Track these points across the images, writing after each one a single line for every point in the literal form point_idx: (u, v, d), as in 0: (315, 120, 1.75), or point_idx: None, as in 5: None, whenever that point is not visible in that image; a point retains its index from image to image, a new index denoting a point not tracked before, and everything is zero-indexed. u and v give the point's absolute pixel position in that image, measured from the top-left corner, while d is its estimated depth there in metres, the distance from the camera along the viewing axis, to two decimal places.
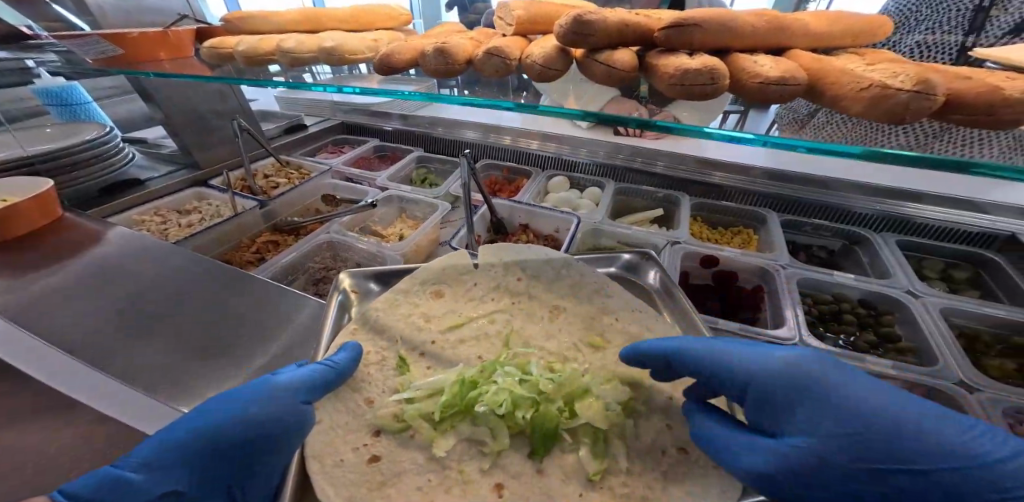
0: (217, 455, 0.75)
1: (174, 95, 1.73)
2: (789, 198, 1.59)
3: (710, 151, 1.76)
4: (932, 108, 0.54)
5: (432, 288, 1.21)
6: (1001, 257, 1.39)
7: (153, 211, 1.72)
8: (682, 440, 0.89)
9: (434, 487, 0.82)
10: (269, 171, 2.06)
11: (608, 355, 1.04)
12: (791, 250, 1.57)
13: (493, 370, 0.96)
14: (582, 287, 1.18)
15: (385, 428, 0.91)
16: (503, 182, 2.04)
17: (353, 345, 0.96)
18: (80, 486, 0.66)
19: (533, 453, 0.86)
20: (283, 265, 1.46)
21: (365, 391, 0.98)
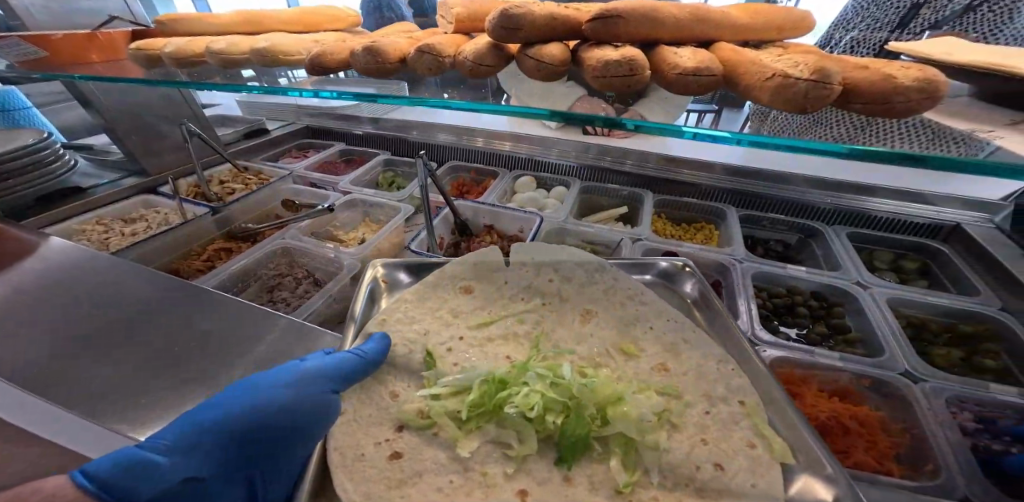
0: (240, 440, 0.78)
1: (117, 98, 1.60)
2: (747, 193, 1.72)
3: (680, 149, 1.85)
4: (831, 96, 0.60)
5: (465, 283, 1.24)
6: (947, 247, 1.50)
7: (94, 220, 1.59)
8: (718, 456, 0.85)
9: (456, 488, 0.81)
10: (225, 177, 1.94)
11: (642, 363, 1.03)
12: (751, 244, 1.70)
13: (523, 371, 0.94)
14: (616, 291, 1.20)
15: (409, 423, 0.91)
16: (471, 183, 2.06)
17: (383, 335, 1.00)
18: (98, 468, 0.65)
19: (560, 460, 0.85)
20: (234, 272, 1.40)
21: (389, 383, 0.99)
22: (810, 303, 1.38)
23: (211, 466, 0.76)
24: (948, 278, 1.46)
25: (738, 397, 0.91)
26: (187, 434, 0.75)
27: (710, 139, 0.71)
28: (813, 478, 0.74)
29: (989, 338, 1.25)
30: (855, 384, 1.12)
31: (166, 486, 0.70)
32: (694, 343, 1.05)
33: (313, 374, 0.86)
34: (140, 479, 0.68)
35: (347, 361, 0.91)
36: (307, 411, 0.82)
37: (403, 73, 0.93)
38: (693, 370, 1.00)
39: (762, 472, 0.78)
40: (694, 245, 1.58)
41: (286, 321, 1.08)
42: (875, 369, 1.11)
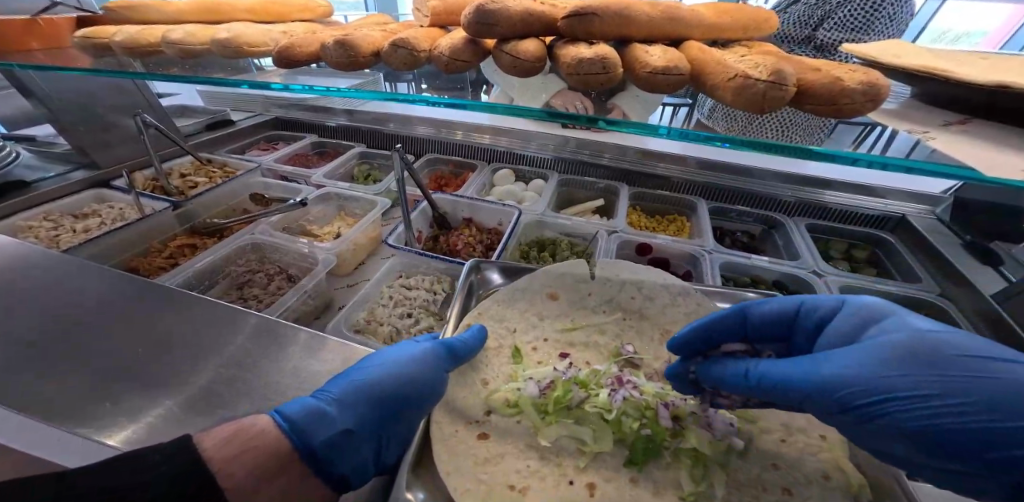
0: (381, 404, 0.84)
1: (60, 85, 1.47)
2: (712, 187, 1.81)
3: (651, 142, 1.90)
4: (787, 97, 0.64)
5: (552, 289, 1.21)
6: (892, 236, 1.61)
7: (42, 216, 1.48)
8: (788, 482, 0.85)
9: (534, 472, 0.87)
10: (186, 170, 1.82)
11: None
12: (719, 235, 1.79)
13: (600, 375, 1.00)
14: (696, 315, 1.12)
15: (497, 409, 0.97)
16: (450, 177, 2.04)
17: (479, 326, 1.06)
18: (291, 411, 0.74)
19: (630, 463, 0.87)
20: (196, 271, 1.32)
21: (483, 373, 1.06)
22: None
23: (359, 424, 0.80)
24: (894, 267, 1.57)
25: (818, 432, 0.93)
26: (343, 394, 0.82)
27: (683, 137, 0.74)
28: None
29: None
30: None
31: (332, 432, 0.75)
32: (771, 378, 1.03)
33: (428, 352, 0.94)
34: (314, 423, 0.74)
35: (451, 346, 0.98)
36: (430, 383, 0.89)
37: (379, 65, 0.91)
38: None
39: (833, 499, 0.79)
40: (667, 237, 1.64)
41: (260, 318, 1.04)
42: None
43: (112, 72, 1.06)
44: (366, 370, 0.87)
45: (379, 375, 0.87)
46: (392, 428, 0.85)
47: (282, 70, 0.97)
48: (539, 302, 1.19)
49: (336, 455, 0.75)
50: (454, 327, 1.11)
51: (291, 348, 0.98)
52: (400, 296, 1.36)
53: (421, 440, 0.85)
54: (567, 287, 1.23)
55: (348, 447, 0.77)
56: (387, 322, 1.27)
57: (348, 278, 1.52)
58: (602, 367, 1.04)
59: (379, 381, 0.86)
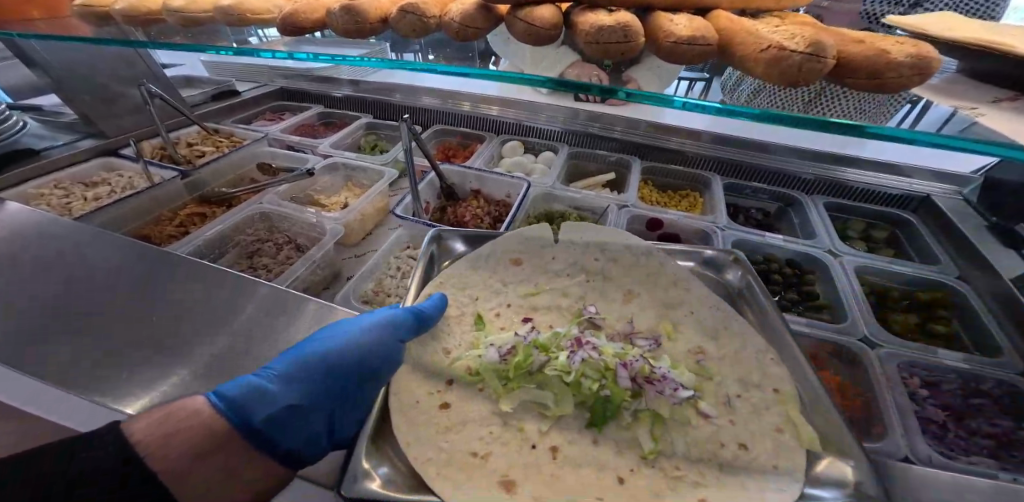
0: (330, 376, 0.83)
1: (59, 56, 1.44)
2: (733, 163, 1.74)
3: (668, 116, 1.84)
4: (824, 69, 0.60)
5: (516, 254, 1.24)
6: (914, 217, 1.56)
7: (52, 184, 1.46)
8: (744, 436, 0.87)
9: (493, 438, 0.88)
10: (193, 139, 1.77)
11: (679, 344, 1.05)
12: (732, 211, 1.72)
13: (559, 338, 1.00)
14: (660, 276, 1.16)
15: (459, 378, 0.99)
16: (457, 147, 1.96)
17: (440, 295, 1.05)
18: (228, 391, 0.72)
19: (590, 425, 0.90)
20: (206, 240, 1.33)
21: (444, 342, 1.05)
22: (784, 270, 1.40)
23: (305, 399, 0.79)
24: (914, 249, 1.52)
25: (771, 384, 0.90)
26: (287, 371, 0.81)
27: (700, 110, 0.69)
28: (839, 459, 0.71)
29: (943, 304, 1.29)
30: (821, 352, 1.16)
31: (273, 409, 0.73)
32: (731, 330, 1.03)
33: (383, 323, 0.92)
34: (254, 401, 0.72)
35: (411, 316, 0.97)
36: (383, 353, 0.88)
37: (387, 33, 0.87)
38: (733, 355, 0.99)
39: (786, 455, 0.78)
40: (677, 214, 1.60)
41: (269, 288, 1.05)
42: (835, 334, 1.16)
43: (115, 41, 1.03)
44: (313, 345, 0.86)
45: (327, 349, 0.85)
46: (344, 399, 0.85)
47: (285, 39, 0.93)
48: (500, 267, 1.21)
49: (280, 431, 0.74)
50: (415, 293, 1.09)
51: (299, 319, 1.00)
52: (407, 268, 1.37)
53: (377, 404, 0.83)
54: (531, 253, 1.25)
55: (293, 422, 0.75)
56: (395, 293, 1.28)
57: (356, 248, 1.52)
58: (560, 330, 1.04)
59: (327, 354, 0.84)
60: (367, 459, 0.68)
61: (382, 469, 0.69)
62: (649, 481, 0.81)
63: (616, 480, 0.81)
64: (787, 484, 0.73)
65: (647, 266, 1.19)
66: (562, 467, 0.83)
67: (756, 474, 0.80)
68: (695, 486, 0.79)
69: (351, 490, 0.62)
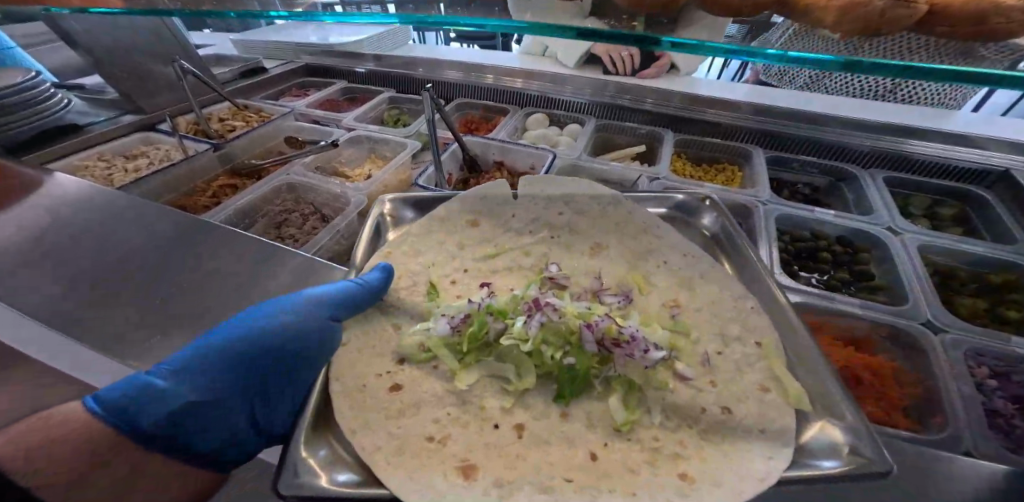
0: (245, 366, 0.71)
1: (95, 34, 1.47)
2: (777, 135, 1.59)
3: (702, 90, 1.76)
4: (912, 16, 0.50)
5: (472, 215, 1.14)
6: (988, 192, 1.38)
7: (96, 157, 1.52)
8: (727, 399, 0.76)
9: (451, 420, 0.72)
10: (225, 116, 1.80)
11: (650, 297, 0.96)
12: (775, 186, 1.56)
13: (517, 301, 0.83)
14: (627, 225, 1.10)
15: (410, 357, 0.81)
16: (479, 121, 1.89)
17: (386, 265, 0.90)
18: (111, 393, 0.61)
19: (558, 397, 0.76)
20: (237, 209, 1.35)
21: (394, 317, 0.90)
22: (833, 249, 1.25)
23: (212, 396, 0.67)
24: (987, 227, 1.36)
25: (754, 338, 0.82)
26: (189, 364, 0.68)
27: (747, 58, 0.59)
28: (830, 421, 0.62)
29: (1014, 287, 1.15)
30: (870, 334, 1.03)
31: (166, 410, 0.62)
32: (711, 280, 0.97)
33: (313, 299, 0.78)
34: (137, 405, 0.61)
35: (349, 289, 0.82)
36: (313, 336, 0.75)
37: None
38: (707, 307, 0.93)
39: (773, 415, 0.69)
40: (715, 187, 1.46)
41: (303, 260, 1.03)
42: (890, 315, 1.02)
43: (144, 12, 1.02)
44: (222, 332, 0.71)
45: (239, 335, 0.71)
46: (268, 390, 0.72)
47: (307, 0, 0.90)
48: (458, 228, 1.10)
49: (178, 435, 0.63)
50: (364, 264, 0.96)
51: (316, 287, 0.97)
52: None
53: (320, 381, 0.71)
54: (489, 212, 1.15)
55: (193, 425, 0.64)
56: None
57: None
58: (519, 291, 0.86)
59: (240, 341, 0.70)
60: (306, 447, 0.55)
61: (321, 451, 0.57)
62: (621, 460, 0.68)
63: (586, 458, 0.67)
64: (775, 453, 0.64)
65: (614, 215, 1.12)
66: (528, 447, 0.69)
67: (737, 441, 0.70)
68: (677, 459, 0.68)
69: (289, 485, 0.49)
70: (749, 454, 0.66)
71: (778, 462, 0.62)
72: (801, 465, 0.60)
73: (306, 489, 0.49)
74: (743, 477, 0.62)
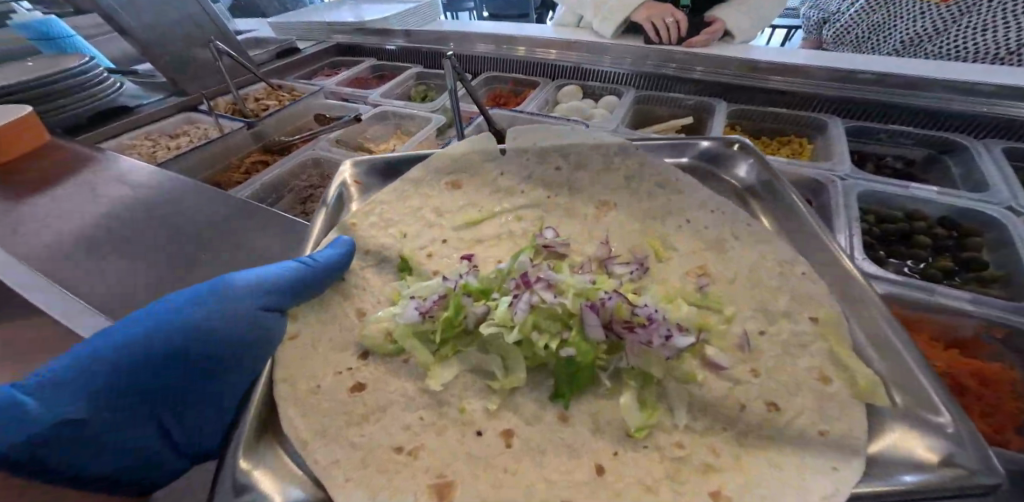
0: (147, 372, 0.58)
1: (137, 15, 1.48)
2: (857, 102, 1.34)
3: (760, 54, 1.50)
4: None
5: (450, 177, 1.01)
6: None
7: (142, 136, 1.46)
8: (773, 392, 0.60)
9: (425, 427, 0.57)
10: (260, 95, 1.74)
11: (671, 265, 0.81)
12: (857, 159, 1.29)
13: (504, 278, 0.69)
14: (640, 179, 0.98)
15: (375, 350, 0.66)
16: (508, 95, 1.77)
17: (345, 240, 0.79)
18: None
19: (555, 395, 0.60)
20: (264, 184, 1.24)
21: (358, 302, 0.76)
22: (934, 231, 1.01)
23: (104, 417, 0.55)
24: None
25: (808, 312, 0.68)
26: (73, 380, 0.55)
27: None
28: (909, 431, 0.48)
29: None
30: (980, 334, 0.79)
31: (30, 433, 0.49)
32: (746, 235, 0.84)
33: (239, 288, 0.67)
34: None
35: (284, 274, 0.70)
36: (238, 335, 0.63)
37: None
38: (744, 273, 0.78)
39: (835, 413, 0.55)
40: (780, 160, 1.22)
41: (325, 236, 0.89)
42: (1017, 315, 0.77)
43: None
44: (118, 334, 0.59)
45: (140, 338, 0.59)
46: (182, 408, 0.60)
47: None
48: (435, 193, 0.98)
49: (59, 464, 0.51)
50: (324, 238, 0.86)
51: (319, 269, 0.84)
52: None
53: (260, 385, 0.58)
54: (489, 183, 1.00)
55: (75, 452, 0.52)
56: None
57: None
58: (506, 265, 0.72)
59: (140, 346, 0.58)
60: (246, 456, 0.44)
61: (265, 456, 0.46)
62: (631, 476, 0.52)
63: (588, 473, 0.52)
64: (843, 464, 0.49)
65: (621, 167, 1.01)
66: (519, 458, 0.54)
67: (785, 451, 0.54)
68: (708, 471, 0.52)
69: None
70: (806, 473, 0.50)
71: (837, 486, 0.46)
72: (877, 478, 0.46)
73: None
74: (796, 494, 0.47)
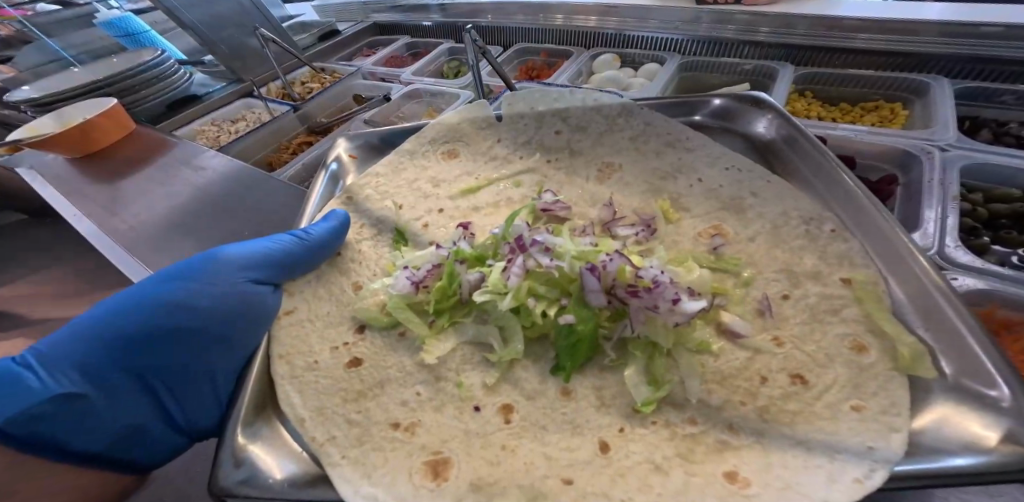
0: (140, 346, 0.63)
1: (198, 11, 1.55)
2: (968, 59, 1.11)
3: (844, 7, 1.28)
4: None
5: (446, 146, 1.01)
6: None
7: (210, 122, 1.57)
8: (799, 365, 0.54)
9: (424, 402, 0.57)
10: (304, 79, 1.81)
11: (682, 227, 0.77)
12: (967, 128, 1.05)
13: (501, 244, 0.70)
14: (648, 138, 0.93)
15: (372, 323, 0.68)
16: (541, 67, 1.69)
17: (339, 214, 0.82)
18: None
19: (556, 369, 0.58)
20: (305, 163, 1.26)
21: (354, 275, 0.78)
22: None
23: (102, 387, 0.60)
24: None
25: (840, 274, 0.62)
26: (74, 359, 0.61)
27: None
28: (960, 410, 0.42)
29: None
30: None
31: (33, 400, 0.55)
32: (763, 198, 0.77)
33: (226, 265, 0.72)
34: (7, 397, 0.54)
35: (266, 251, 0.74)
36: (223, 309, 0.67)
37: None
38: (765, 233, 0.72)
39: (873, 388, 0.49)
40: (859, 129, 1.03)
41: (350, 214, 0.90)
42: None
43: None
44: (122, 312, 0.65)
45: (141, 314, 0.65)
46: (172, 381, 0.63)
47: None
48: (430, 163, 0.98)
49: (54, 429, 0.54)
50: (319, 213, 0.91)
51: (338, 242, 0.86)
52: None
53: (257, 359, 0.62)
54: (511, 155, 0.97)
55: (71, 418, 0.56)
56: None
57: None
58: (500, 229, 0.72)
59: (140, 321, 0.65)
60: (243, 433, 0.49)
61: (263, 429, 0.51)
62: (638, 454, 0.49)
63: (593, 451, 0.50)
64: (879, 442, 0.43)
65: (624, 126, 0.96)
66: (517, 436, 0.53)
67: (814, 424, 0.48)
68: (723, 448, 0.48)
69: (225, 478, 0.43)
70: (840, 451, 0.44)
71: (875, 471, 0.41)
72: (923, 458, 0.40)
73: (246, 487, 0.42)
74: (821, 472, 0.43)
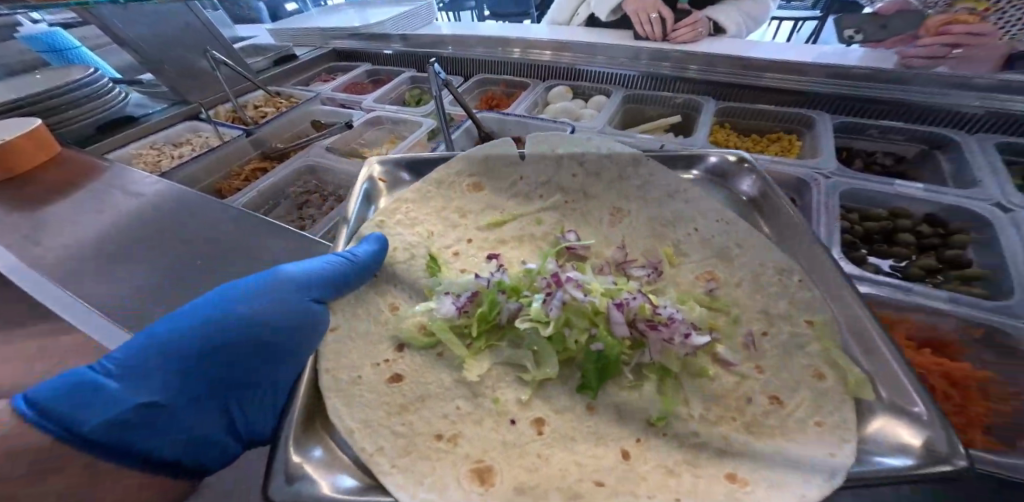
0: (214, 358, 0.63)
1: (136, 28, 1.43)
2: (852, 98, 1.37)
3: (753, 51, 1.53)
4: None
5: (473, 178, 1.05)
6: None
7: (148, 146, 1.46)
8: (776, 388, 0.67)
9: (463, 416, 0.64)
10: (258, 104, 1.74)
11: (683, 272, 0.87)
12: (845, 157, 1.31)
13: (535, 277, 0.76)
14: (653, 189, 1.01)
15: (411, 341, 0.73)
16: (500, 97, 1.80)
17: (378, 237, 0.84)
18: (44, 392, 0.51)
19: (582, 388, 0.66)
20: (261, 191, 1.23)
21: (391, 295, 0.83)
22: (919, 229, 1.01)
23: (179, 394, 0.60)
24: None
25: (804, 316, 0.73)
26: (142, 368, 0.60)
27: None
28: (896, 423, 0.54)
29: None
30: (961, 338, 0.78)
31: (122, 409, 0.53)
32: (750, 252, 0.87)
33: (280, 283, 0.72)
34: (82, 407, 0.52)
35: (321, 268, 0.75)
36: (284, 324, 0.69)
37: None
38: (748, 281, 0.84)
39: (831, 408, 0.61)
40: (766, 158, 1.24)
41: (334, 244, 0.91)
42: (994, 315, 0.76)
43: None
44: (192, 322, 0.64)
45: (206, 325, 0.64)
46: (243, 393, 0.65)
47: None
48: (458, 195, 1.02)
49: (135, 434, 0.53)
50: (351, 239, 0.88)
51: None
52: None
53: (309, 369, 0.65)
54: (490, 180, 1.06)
55: (148, 425, 0.55)
56: None
57: None
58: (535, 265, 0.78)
59: (211, 332, 0.64)
60: (296, 447, 0.49)
61: (317, 450, 0.51)
62: (655, 459, 0.59)
63: (616, 458, 0.59)
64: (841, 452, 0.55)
65: (632, 176, 1.04)
66: (549, 445, 0.61)
67: (795, 441, 0.60)
68: (721, 455, 0.59)
69: (281, 494, 0.43)
70: (805, 446, 0.58)
71: (835, 479, 0.51)
72: (871, 467, 0.51)
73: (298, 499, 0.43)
74: (803, 474, 0.54)
